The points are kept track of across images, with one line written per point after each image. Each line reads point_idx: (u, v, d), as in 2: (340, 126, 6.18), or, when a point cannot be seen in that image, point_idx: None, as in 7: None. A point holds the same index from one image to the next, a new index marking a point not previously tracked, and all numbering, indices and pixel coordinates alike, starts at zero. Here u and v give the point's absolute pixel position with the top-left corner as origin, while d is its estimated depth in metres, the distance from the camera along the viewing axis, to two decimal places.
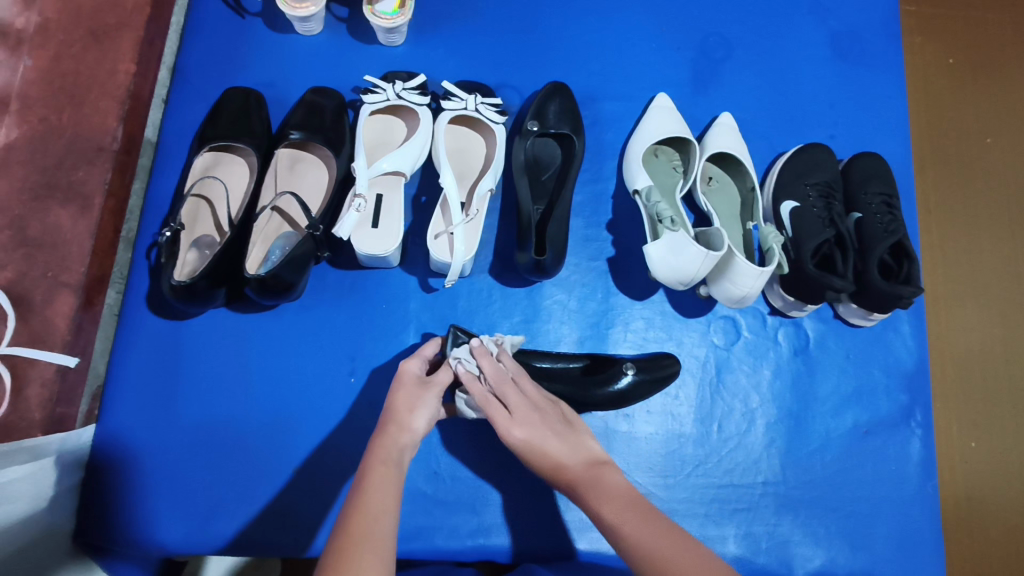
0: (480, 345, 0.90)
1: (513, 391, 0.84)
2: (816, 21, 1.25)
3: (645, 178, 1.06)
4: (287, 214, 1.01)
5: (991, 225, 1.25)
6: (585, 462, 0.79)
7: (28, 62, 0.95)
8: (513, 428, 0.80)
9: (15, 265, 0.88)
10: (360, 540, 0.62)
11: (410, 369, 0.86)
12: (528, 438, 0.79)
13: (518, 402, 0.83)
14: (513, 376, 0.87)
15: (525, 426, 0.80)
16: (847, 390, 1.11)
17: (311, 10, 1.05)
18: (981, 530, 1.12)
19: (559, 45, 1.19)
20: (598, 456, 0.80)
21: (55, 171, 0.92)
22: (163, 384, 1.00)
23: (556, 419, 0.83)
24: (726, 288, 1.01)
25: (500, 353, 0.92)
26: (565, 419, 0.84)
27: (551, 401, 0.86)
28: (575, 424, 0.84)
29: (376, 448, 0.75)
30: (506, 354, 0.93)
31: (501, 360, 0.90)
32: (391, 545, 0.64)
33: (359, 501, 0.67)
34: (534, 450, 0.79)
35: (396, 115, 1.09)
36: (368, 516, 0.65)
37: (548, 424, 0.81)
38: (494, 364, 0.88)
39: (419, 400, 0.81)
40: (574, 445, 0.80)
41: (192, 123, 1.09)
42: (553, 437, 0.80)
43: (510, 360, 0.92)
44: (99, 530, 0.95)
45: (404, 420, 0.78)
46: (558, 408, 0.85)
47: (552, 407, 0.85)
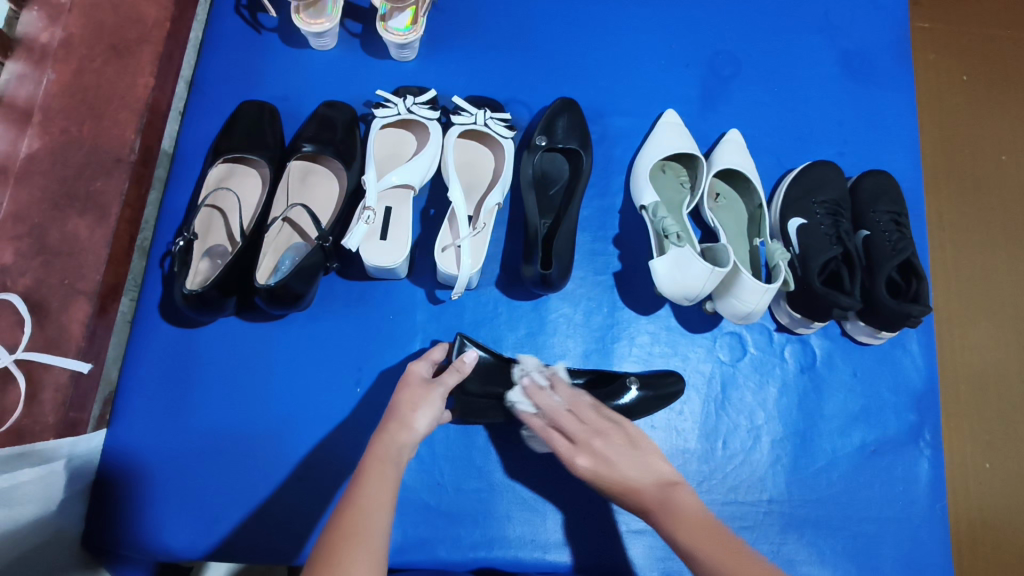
0: (530, 381, 0.97)
1: (569, 420, 0.90)
2: (825, 38, 1.25)
3: (652, 194, 1.07)
4: (298, 225, 1.03)
5: (1005, 243, 1.24)
6: (657, 482, 0.80)
7: (51, 75, 0.98)
8: (576, 457, 0.84)
9: (33, 273, 0.91)
10: (357, 538, 0.63)
11: (417, 371, 0.88)
12: (592, 466, 0.83)
13: (577, 430, 0.88)
14: (568, 405, 0.93)
15: (587, 452, 0.84)
16: (855, 408, 1.10)
17: (325, 26, 1.08)
18: (994, 553, 1.09)
19: (569, 60, 1.21)
20: (669, 476, 0.81)
21: (74, 181, 0.95)
22: (174, 390, 1.02)
23: (621, 440, 0.85)
24: (732, 305, 1.01)
25: (552, 383, 0.98)
26: (630, 437, 0.86)
27: (612, 420, 0.89)
28: (640, 442, 0.85)
29: (376, 443, 0.75)
30: (561, 384, 0.98)
31: (554, 391, 0.96)
32: (385, 546, 0.64)
33: (359, 496, 0.67)
34: (601, 475, 0.82)
35: (407, 129, 1.11)
36: (363, 513, 0.66)
37: (612, 447, 0.84)
38: (548, 399, 0.95)
39: (422, 400, 0.82)
40: (641, 466, 0.82)
41: (207, 136, 1.11)
42: (615, 458, 0.82)
43: (563, 387, 0.97)
44: (109, 533, 0.96)
45: (407, 424, 0.79)
46: (620, 428, 0.88)
47: (614, 428, 0.87)
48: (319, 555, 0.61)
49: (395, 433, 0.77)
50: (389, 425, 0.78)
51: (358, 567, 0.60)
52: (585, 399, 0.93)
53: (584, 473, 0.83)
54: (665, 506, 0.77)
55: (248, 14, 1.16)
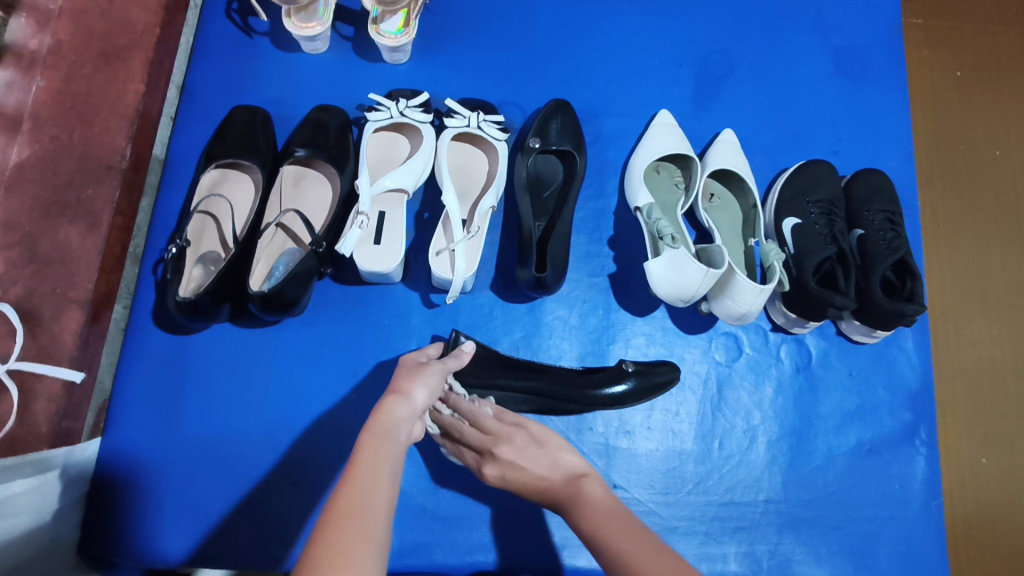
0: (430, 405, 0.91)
1: (472, 433, 0.90)
2: (818, 37, 1.25)
3: (646, 195, 1.07)
4: (291, 231, 1.03)
5: (999, 238, 1.24)
6: (565, 476, 0.84)
7: (40, 82, 0.97)
8: (485, 466, 0.88)
9: (24, 282, 0.90)
10: (354, 519, 0.60)
11: (411, 357, 0.90)
12: (500, 475, 0.86)
13: (480, 443, 0.89)
14: (467, 418, 0.90)
15: (493, 463, 0.87)
16: (851, 407, 1.11)
17: (317, 29, 1.07)
18: (990, 548, 1.09)
19: (562, 61, 1.20)
20: (578, 468, 0.86)
21: (65, 189, 0.94)
22: (170, 398, 1.02)
23: (527, 442, 0.88)
24: (726, 305, 1.02)
25: (448, 398, 0.91)
26: (534, 436, 0.89)
27: (515, 424, 0.90)
28: (546, 440, 0.89)
29: (373, 418, 0.73)
30: (458, 396, 0.91)
31: (450, 405, 0.91)
32: (386, 539, 0.61)
33: (356, 476, 0.66)
34: (509, 480, 0.86)
35: (400, 133, 1.10)
36: (361, 497, 0.63)
37: (518, 452, 0.87)
38: (448, 417, 0.91)
39: (419, 375, 0.83)
40: (550, 463, 0.86)
41: (200, 141, 1.11)
42: (520, 462, 0.86)
43: (460, 399, 0.91)
44: (104, 542, 0.96)
45: (405, 397, 0.78)
46: (524, 429, 0.90)
47: (518, 430, 0.89)
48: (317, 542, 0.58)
49: (392, 408, 0.75)
50: (386, 400, 0.77)
51: (356, 553, 0.57)
52: (488, 407, 0.92)
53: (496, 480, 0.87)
54: (574, 501, 0.80)
55: (239, 19, 1.16)
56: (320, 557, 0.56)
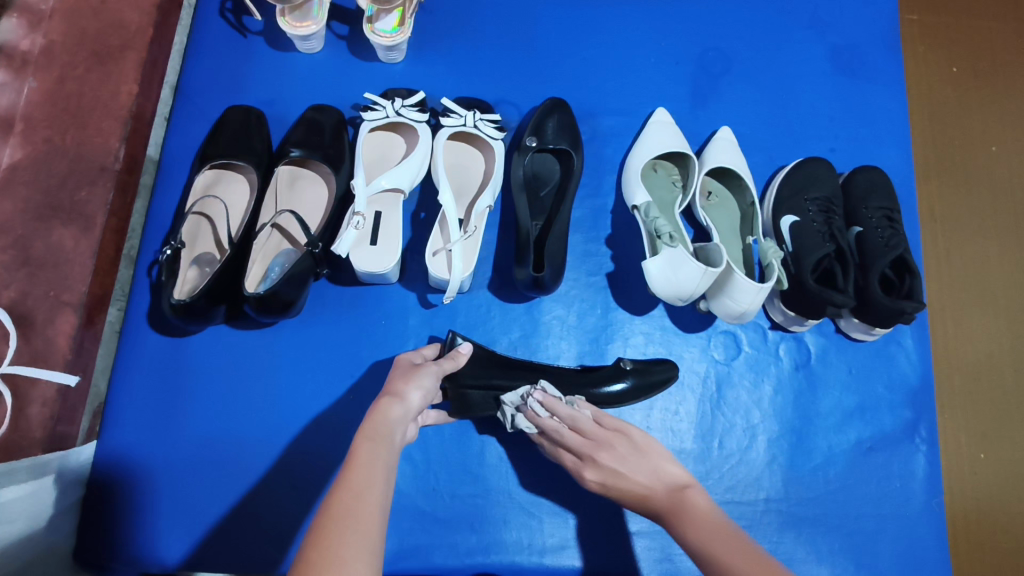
0: (530, 408, 0.93)
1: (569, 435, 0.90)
2: (815, 33, 1.25)
3: (643, 193, 1.06)
4: (287, 231, 1.02)
5: (996, 233, 1.24)
6: (668, 486, 0.83)
7: (33, 84, 0.97)
8: (584, 471, 0.89)
9: (18, 285, 0.90)
10: (352, 521, 0.60)
11: (405, 359, 0.89)
12: (601, 481, 0.87)
13: (580, 447, 0.89)
14: (568, 423, 0.91)
15: (593, 468, 0.88)
16: (850, 405, 1.10)
17: (311, 29, 1.06)
18: (991, 544, 1.09)
19: (557, 60, 1.20)
20: (680, 479, 0.84)
21: (58, 192, 0.94)
22: (165, 401, 1.01)
23: (627, 446, 0.87)
24: (725, 304, 1.01)
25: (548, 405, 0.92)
26: (634, 445, 0.87)
27: (616, 428, 0.90)
28: (646, 447, 0.87)
29: (367, 421, 0.73)
30: (556, 402, 0.92)
31: (552, 412, 0.92)
32: (381, 541, 0.61)
33: (354, 479, 0.65)
34: (611, 488, 0.86)
35: (395, 132, 1.10)
36: (354, 494, 0.63)
37: (619, 458, 0.86)
38: (547, 420, 0.92)
39: (414, 375, 0.82)
40: (651, 470, 0.85)
41: (193, 142, 1.10)
42: (622, 470, 0.85)
43: (562, 408, 0.91)
44: (100, 546, 0.95)
45: (399, 398, 0.77)
46: (625, 435, 0.89)
47: (620, 436, 0.89)
48: (310, 540, 0.58)
49: (386, 410, 0.75)
50: (380, 401, 0.76)
51: (351, 552, 0.58)
52: (586, 412, 0.92)
53: (596, 486, 0.88)
54: (675, 512, 0.80)
55: (233, 18, 1.15)
56: (314, 559, 0.56)
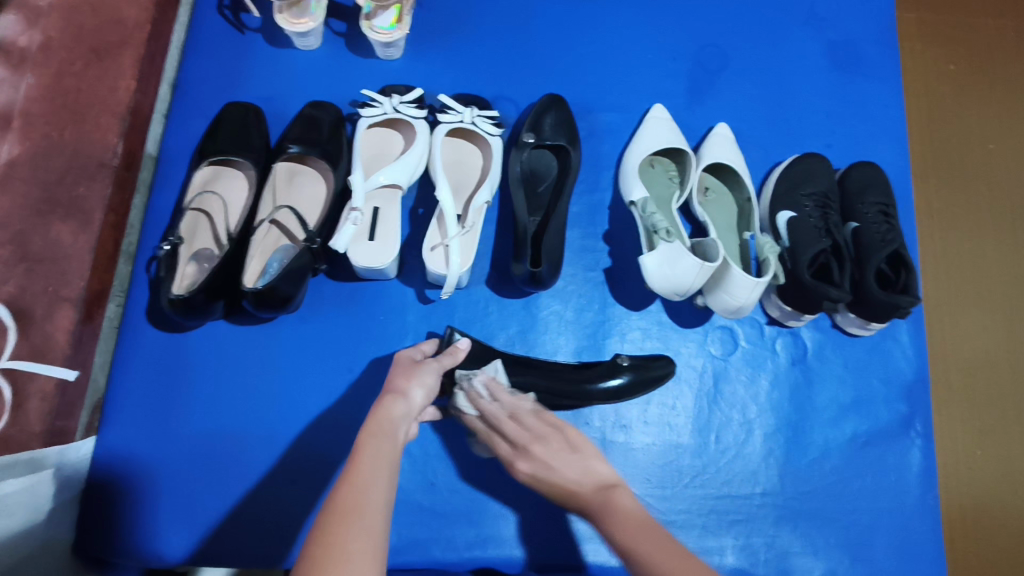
0: (471, 390, 0.92)
1: (511, 425, 0.89)
2: (812, 30, 1.25)
3: (640, 189, 1.07)
4: (285, 227, 1.03)
5: (993, 231, 1.25)
6: (597, 485, 0.83)
7: (31, 80, 0.97)
8: (518, 462, 0.88)
9: (17, 280, 0.90)
10: (352, 517, 0.61)
11: (405, 355, 0.89)
12: (532, 472, 0.86)
13: (517, 435, 0.88)
14: (507, 411, 0.90)
15: (527, 459, 0.87)
16: (847, 399, 1.11)
17: (310, 25, 1.07)
18: (986, 539, 1.10)
19: (555, 57, 1.20)
20: (610, 479, 0.84)
21: (56, 187, 0.94)
22: (164, 396, 1.01)
23: (564, 446, 0.86)
24: (722, 299, 1.02)
25: (491, 389, 0.92)
26: (570, 443, 0.87)
27: (553, 426, 0.89)
28: (582, 447, 0.87)
29: (371, 419, 0.74)
30: (501, 390, 0.93)
31: (494, 398, 0.92)
32: (384, 536, 0.61)
33: (354, 475, 0.66)
34: (541, 480, 0.86)
35: (393, 129, 1.10)
36: (356, 490, 0.64)
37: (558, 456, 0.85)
38: (487, 406, 0.91)
39: (416, 373, 0.83)
40: (583, 469, 0.85)
41: (192, 138, 1.10)
42: (554, 464, 0.85)
43: (502, 393, 0.92)
44: (99, 541, 0.96)
45: (402, 396, 0.78)
46: (561, 432, 0.88)
47: (555, 433, 0.88)
48: (315, 537, 0.59)
49: (389, 407, 0.75)
50: (383, 398, 0.77)
51: (353, 547, 0.58)
52: (526, 405, 0.91)
53: (526, 478, 0.87)
54: (604, 509, 0.80)
55: (231, 15, 1.15)
56: (317, 555, 0.57)
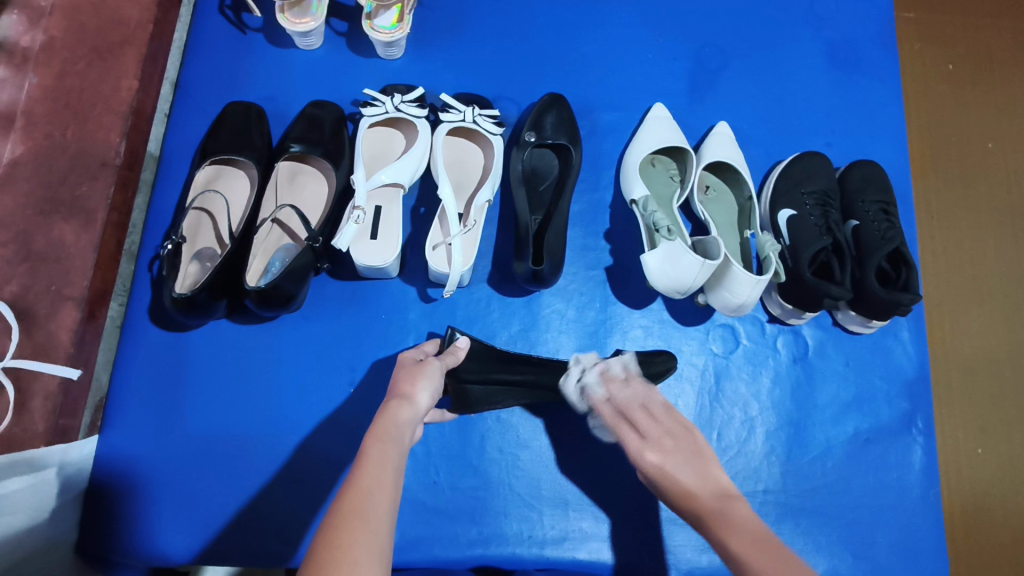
0: (608, 371, 1.00)
1: (642, 416, 0.92)
2: (811, 30, 1.26)
3: (641, 187, 1.07)
4: (287, 226, 1.03)
5: (993, 230, 1.25)
6: (717, 492, 0.80)
7: (33, 80, 0.96)
8: (645, 453, 0.87)
9: (18, 280, 0.90)
10: (357, 520, 0.61)
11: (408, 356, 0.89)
12: (660, 463, 0.85)
13: (649, 429, 0.90)
14: (642, 401, 0.95)
15: (657, 451, 0.86)
16: (847, 397, 1.11)
17: (311, 25, 1.07)
18: (987, 536, 1.10)
19: (556, 56, 1.20)
20: (730, 489, 0.81)
21: (59, 187, 0.94)
22: (166, 394, 1.01)
23: (689, 444, 0.86)
24: (723, 297, 1.02)
25: (629, 377, 0.99)
26: (695, 445, 0.86)
27: (684, 427, 0.89)
28: (706, 451, 0.86)
29: (377, 421, 0.73)
30: (635, 378, 0.99)
31: (629, 384, 0.98)
32: (389, 540, 0.61)
33: (361, 476, 0.66)
34: (664, 476, 0.83)
35: (394, 128, 1.10)
36: (362, 495, 0.63)
37: (682, 452, 0.85)
38: (622, 390, 0.97)
39: (420, 375, 0.82)
40: (702, 475, 0.82)
41: (193, 138, 1.10)
42: (676, 464, 0.84)
43: (638, 383, 0.99)
44: (102, 540, 0.96)
45: (408, 400, 0.77)
46: (693, 433, 0.88)
47: (686, 432, 0.88)
48: (321, 539, 0.59)
49: (395, 411, 0.75)
50: (389, 404, 0.76)
51: (359, 552, 0.58)
52: (659, 399, 0.95)
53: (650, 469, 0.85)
54: (722, 515, 0.76)
55: (232, 15, 1.16)
56: (325, 557, 0.57)
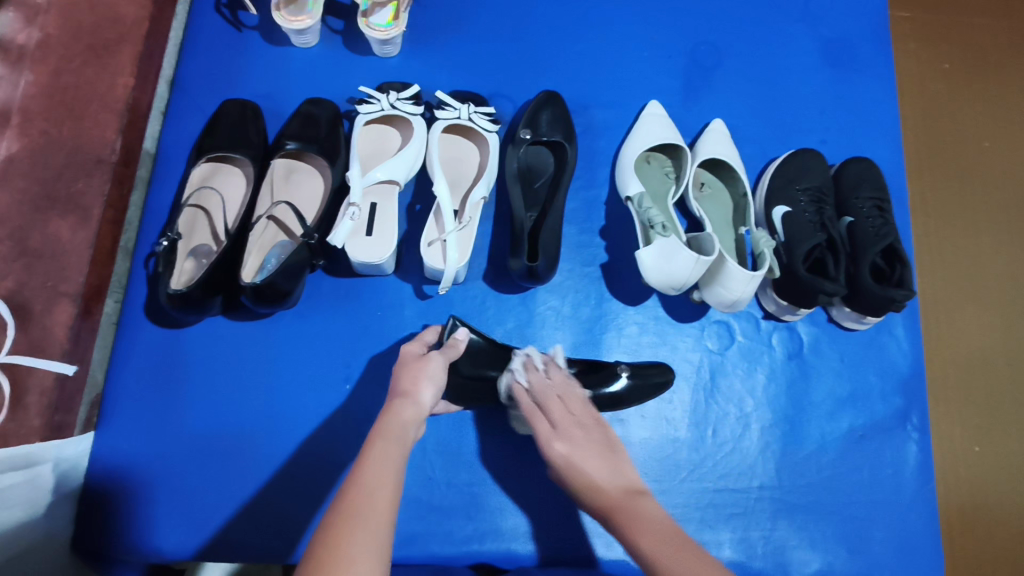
0: (530, 359, 0.98)
1: (558, 406, 0.89)
2: (806, 28, 1.26)
3: (636, 184, 1.07)
4: (283, 223, 1.03)
5: (989, 228, 1.25)
6: (623, 489, 0.78)
7: (29, 76, 0.97)
8: (554, 441, 0.84)
9: (15, 276, 0.90)
10: (357, 517, 0.61)
11: (410, 350, 0.88)
12: (567, 453, 0.83)
13: (561, 417, 0.88)
14: (557, 389, 0.93)
15: (566, 441, 0.84)
16: (842, 393, 1.11)
17: (307, 23, 1.07)
18: (982, 533, 1.10)
19: (552, 55, 1.21)
20: (637, 485, 0.80)
21: (54, 183, 0.94)
22: (162, 390, 1.01)
23: (599, 437, 0.85)
24: (718, 293, 1.02)
25: (549, 367, 0.97)
26: (608, 440, 0.85)
27: (597, 422, 0.88)
28: (618, 448, 0.84)
29: (381, 421, 0.74)
30: (556, 368, 0.97)
31: (549, 373, 0.96)
32: (389, 535, 0.61)
33: (360, 473, 0.66)
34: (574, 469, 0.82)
35: (390, 125, 1.11)
36: (365, 493, 0.63)
37: (593, 444, 0.84)
38: (542, 379, 0.95)
39: (423, 373, 0.81)
40: (613, 469, 0.81)
41: (189, 135, 1.11)
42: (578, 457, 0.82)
43: (557, 372, 0.96)
44: (97, 535, 0.96)
45: (410, 399, 0.78)
46: (603, 427, 0.87)
47: (597, 426, 0.87)
48: (318, 536, 0.59)
49: (399, 410, 0.76)
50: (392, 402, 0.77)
51: (357, 548, 0.58)
52: (577, 390, 0.93)
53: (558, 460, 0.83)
54: (630, 515, 0.75)
55: (228, 13, 1.16)
56: (323, 554, 0.57)
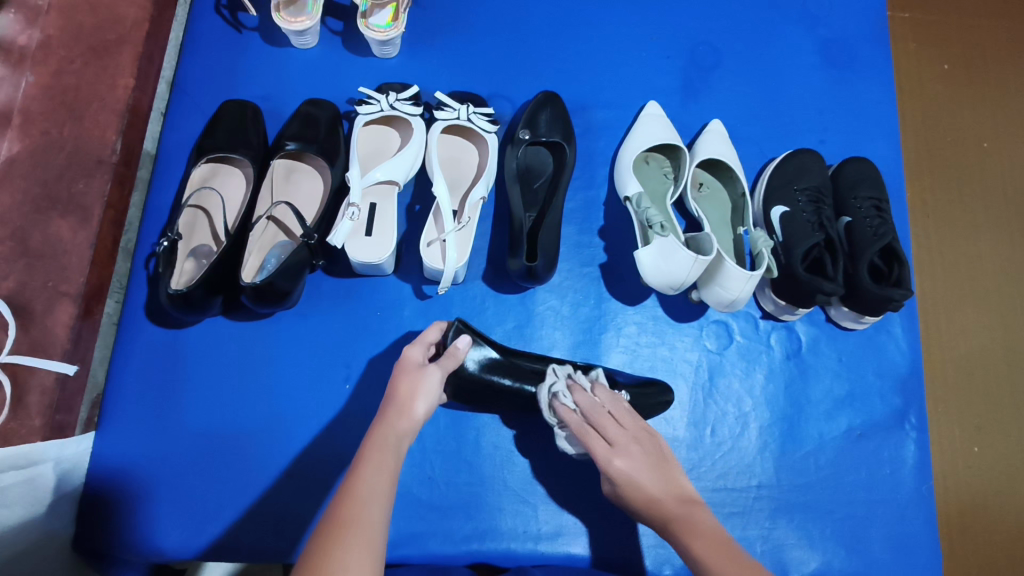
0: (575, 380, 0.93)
1: (611, 424, 0.85)
2: (805, 29, 1.26)
3: (635, 184, 1.08)
4: (283, 223, 1.03)
5: (988, 229, 1.26)
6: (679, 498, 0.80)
7: (30, 78, 0.97)
8: (613, 458, 0.82)
9: (16, 276, 0.90)
10: (352, 529, 0.62)
11: (413, 356, 0.83)
12: (628, 469, 0.81)
13: (617, 435, 0.84)
14: (608, 406, 0.89)
15: (625, 456, 0.82)
16: (840, 393, 1.12)
17: (307, 24, 1.07)
18: (982, 532, 1.11)
19: (551, 56, 1.21)
20: (692, 495, 0.81)
21: (55, 183, 0.94)
22: (162, 390, 1.02)
23: (654, 451, 0.84)
24: (716, 293, 1.02)
25: (594, 387, 0.93)
26: (660, 451, 0.84)
27: (647, 432, 0.86)
28: (670, 458, 0.84)
29: (374, 432, 0.74)
30: (602, 388, 0.93)
31: (595, 392, 0.92)
32: (382, 542, 0.63)
33: (356, 483, 0.67)
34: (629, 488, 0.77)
35: (390, 126, 1.11)
36: (359, 500, 0.65)
37: (648, 460, 0.82)
38: (589, 398, 0.89)
39: (421, 387, 0.78)
40: (668, 479, 0.81)
41: (189, 136, 1.11)
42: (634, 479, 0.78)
43: (603, 390, 0.92)
44: (98, 534, 0.96)
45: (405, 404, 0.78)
46: (655, 437, 0.86)
47: (651, 437, 0.85)
48: (315, 546, 0.60)
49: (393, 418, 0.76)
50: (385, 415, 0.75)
51: (351, 559, 0.59)
52: (624, 404, 0.90)
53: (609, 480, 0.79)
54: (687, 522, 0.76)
55: (228, 14, 1.16)
56: (317, 563, 0.58)
